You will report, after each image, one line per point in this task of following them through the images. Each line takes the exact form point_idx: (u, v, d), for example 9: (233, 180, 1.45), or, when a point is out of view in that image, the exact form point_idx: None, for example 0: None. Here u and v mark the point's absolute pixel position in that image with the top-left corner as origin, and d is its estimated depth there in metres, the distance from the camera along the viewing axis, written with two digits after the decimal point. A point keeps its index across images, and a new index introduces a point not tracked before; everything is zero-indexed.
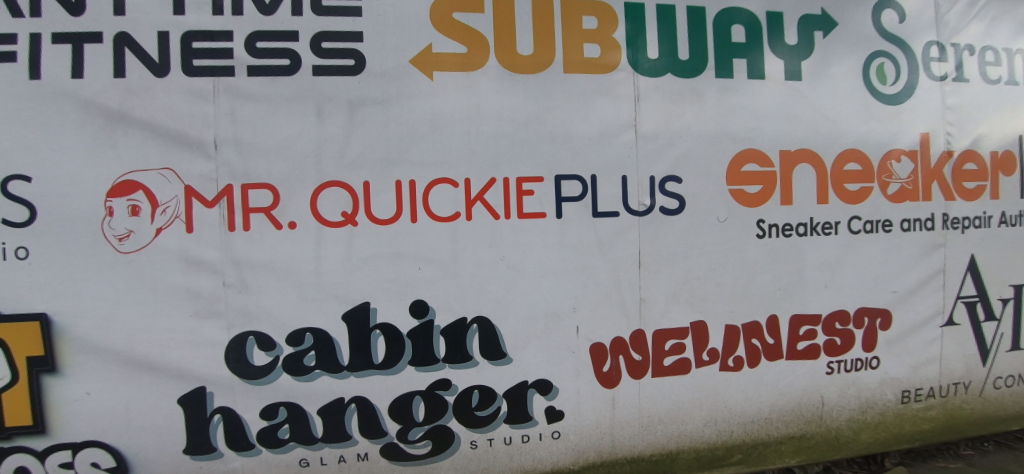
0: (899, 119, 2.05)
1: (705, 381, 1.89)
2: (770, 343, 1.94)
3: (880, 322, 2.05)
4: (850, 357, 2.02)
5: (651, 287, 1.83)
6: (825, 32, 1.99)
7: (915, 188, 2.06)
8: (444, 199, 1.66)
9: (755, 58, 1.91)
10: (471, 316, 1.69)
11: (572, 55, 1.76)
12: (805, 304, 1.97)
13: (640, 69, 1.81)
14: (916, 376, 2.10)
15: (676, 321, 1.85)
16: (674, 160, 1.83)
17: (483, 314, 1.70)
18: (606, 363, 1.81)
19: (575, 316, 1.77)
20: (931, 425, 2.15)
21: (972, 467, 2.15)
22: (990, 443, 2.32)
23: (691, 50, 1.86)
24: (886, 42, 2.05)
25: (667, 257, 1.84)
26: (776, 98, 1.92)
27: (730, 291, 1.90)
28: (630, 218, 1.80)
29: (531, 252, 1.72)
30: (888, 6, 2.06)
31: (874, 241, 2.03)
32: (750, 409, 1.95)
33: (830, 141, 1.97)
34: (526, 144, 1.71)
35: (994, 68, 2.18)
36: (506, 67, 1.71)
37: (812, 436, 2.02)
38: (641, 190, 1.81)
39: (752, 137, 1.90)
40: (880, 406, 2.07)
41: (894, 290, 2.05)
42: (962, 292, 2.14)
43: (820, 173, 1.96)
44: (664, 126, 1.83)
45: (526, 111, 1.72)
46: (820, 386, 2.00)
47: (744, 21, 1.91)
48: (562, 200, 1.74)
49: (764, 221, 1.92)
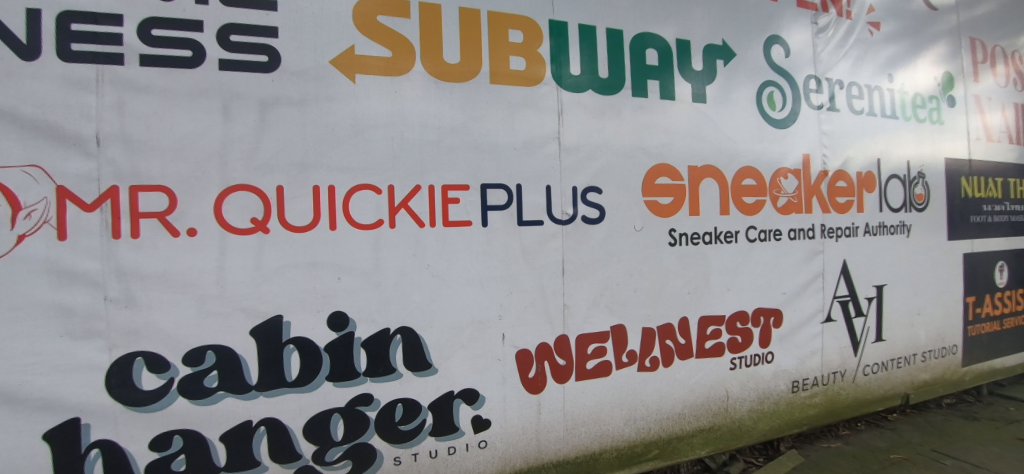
0: (785, 141, 2.33)
1: (624, 382, 1.99)
2: (681, 343, 2.09)
3: (774, 321, 2.30)
4: (750, 353, 2.24)
5: (574, 293, 1.90)
6: (725, 61, 2.21)
7: (799, 202, 2.35)
8: (365, 205, 1.59)
9: (667, 80, 2.08)
10: (394, 327, 1.64)
11: (498, 66, 1.79)
12: (711, 306, 2.15)
13: (563, 84, 1.89)
14: (803, 368, 2.38)
15: (597, 325, 1.94)
16: (595, 171, 1.93)
17: (406, 324, 1.65)
18: (531, 369, 1.84)
19: (501, 324, 1.79)
20: (816, 410, 2.43)
21: (848, 445, 2.51)
22: (862, 423, 2.73)
23: (610, 69, 1.97)
24: (775, 73, 2.33)
25: (588, 265, 1.93)
26: (685, 117, 2.10)
27: (645, 296, 2.03)
28: (555, 227, 1.86)
29: (457, 260, 1.71)
30: (776, 42, 2.35)
31: (767, 248, 2.27)
32: (665, 405, 2.08)
33: (731, 158, 2.18)
34: (453, 153, 1.71)
35: (859, 101, 2.56)
36: (431, 75, 1.70)
37: (719, 427, 2.20)
38: (564, 199, 1.88)
39: (664, 152, 2.05)
40: (774, 396, 2.31)
41: (784, 292, 2.31)
42: (838, 292, 2.46)
43: (722, 187, 2.16)
44: (585, 139, 1.92)
45: (453, 119, 1.72)
46: (724, 381, 2.19)
47: (657, 45, 2.07)
48: (488, 209, 1.75)
49: (675, 230, 2.08)
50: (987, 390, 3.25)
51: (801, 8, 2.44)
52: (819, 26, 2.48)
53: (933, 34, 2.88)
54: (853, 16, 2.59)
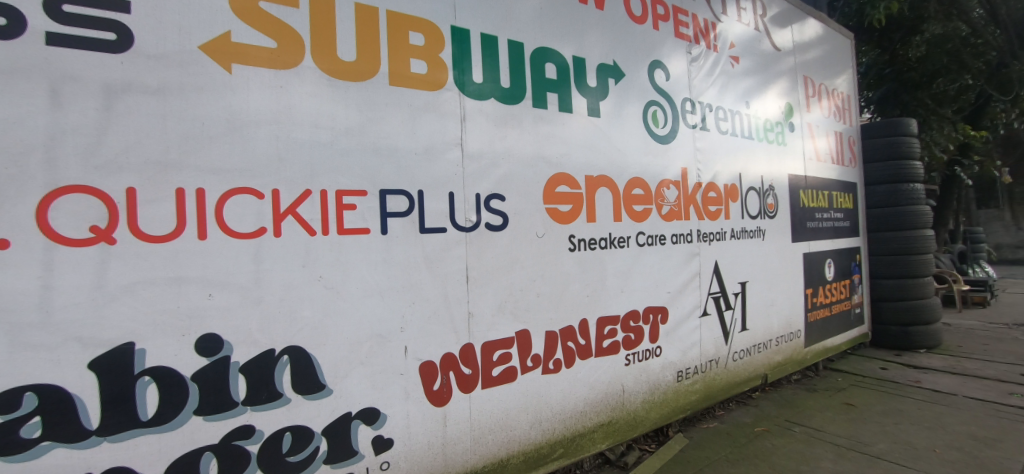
0: (667, 155, 2.60)
1: (529, 386, 2.04)
2: (582, 344, 2.21)
3: (661, 317, 2.54)
4: (641, 349, 2.44)
5: (478, 300, 1.91)
6: (616, 80, 2.41)
7: (680, 210, 2.64)
8: (243, 211, 1.40)
9: (565, 94, 2.21)
10: (280, 347, 1.46)
11: (397, 68, 1.74)
12: (607, 307, 2.31)
13: (465, 90, 1.91)
14: (686, 358, 2.66)
15: (502, 331, 1.97)
16: (498, 179, 1.97)
17: (295, 343, 1.49)
18: (436, 381, 1.80)
19: (403, 336, 1.72)
20: (696, 396, 2.73)
21: (722, 423, 2.86)
22: (732, 403, 3.13)
23: (511, 80, 2.04)
24: (658, 94, 2.60)
25: (493, 271, 1.95)
26: (581, 130, 2.25)
27: (548, 300, 2.11)
28: (458, 234, 1.86)
29: (354, 270, 1.61)
30: (658, 67, 2.62)
31: (655, 252, 2.51)
32: (568, 405, 2.17)
33: (622, 170, 2.38)
34: (349, 156, 1.61)
35: (724, 123, 2.96)
36: (325, 71, 1.59)
37: (616, 420, 2.35)
38: (467, 206, 1.88)
39: (562, 162, 2.17)
40: (662, 386, 2.54)
41: (669, 291, 2.57)
42: (712, 289, 2.80)
43: (616, 196, 2.34)
44: (488, 147, 1.95)
45: (348, 120, 1.62)
46: (620, 376, 2.35)
47: (555, 60, 2.19)
48: (387, 216, 1.68)
49: (575, 236, 2.20)
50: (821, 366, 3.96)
51: (678, 39, 2.76)
52: (692, 56, 2.83)
53: (778, 71, 3.46)
54: (719, 49, 2.99)
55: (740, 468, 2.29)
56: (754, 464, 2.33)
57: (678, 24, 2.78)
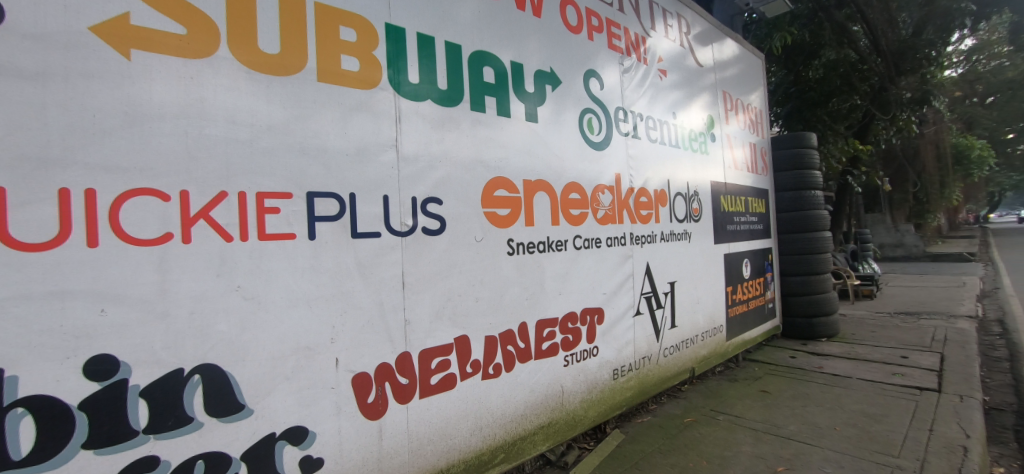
0: (602, 161, 2.71)
1: (468, 393, 2.03)
2: (521, 347, 2.24)
3: (597, 318, 2.63)
4: (579, 349, 2.52)
5: (415, 306, 1.87)
6: (553, 86, 2.48)
7: (614, 214, 2.76)
8: (146, 215, 1.22)
9: (502, 98, 2.24)
10: (191, 366, 1.31)
11: (327, 64, 1.65)
12: (546, 310, 2.35)
13: (401, 90, 1.87)
14: (621, 357, 2.77)
15: (439, 338, 1.94)
16: (435, 182, 1.94)
17: (208, 361, 1.34)
18: (371, 393, 1.73)
19: (333, 348, 1.62)
20: (631, 392, 2.86)
21: (654, 416, 3.03)
22: (664, 397, 3.32)
23: (449, 82, 2.03)
24: (593, 102, 2.70)
25: (430, 277, 1.91)
26: (519, 135, 2.29)
27: (487, 305, 2.11)
28: (393, 239, 1.80)
29: (277, 279, 1.48)
30: (593, 76, 2.73)
31: (591, 255, 2.60)
32: (508, 409, 2.19)
33: (558, 175, 2.45)
34: (272, 156, 1.49)
35: (654, 132, 3.14)
36: (244, 63, 1.46)
37: (556, 421, 2.41)
38: (403, 210, 1.83)
39: (500, 166, 2.20)
40: (600, 384, 2.64)
41: (604, 292, 2.67)
42: (644, 289, 2.96)
43: (553, 201, 2.41)
44: (424, 150, 1.92)
45: (272, 117, 1.50)
46: (559, 377, 2.41)
47: (493, 64, 2.21)
48: (315, 220, 1.58)
49: (513, 240, 2.23)
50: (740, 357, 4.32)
51: (612, 50, 2.89)
52: (624, 67, 2.98)
53: (701, 86, 3.74)
54: (648, 62, 3.18)
55: (671, 458, 2.42)
56: (683, 453, 2.48)
57: (611, 36, 2.91)
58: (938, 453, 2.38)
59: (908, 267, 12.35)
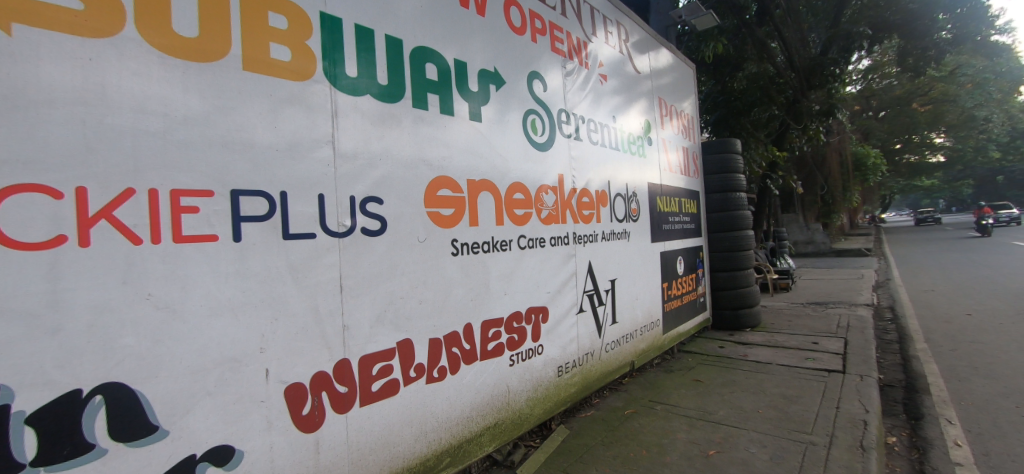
0: (546, 162, 2.76)
1: (412, 398, 1.98)
2: (466, 349, 2.22)
3: (542, 317, 2.67)
4: (524, 348, 2.54)
5: (354, 310, 1.78)
6: (496, 86, 2.50)
7: (557, 215, 2.82)
8: (32, 214, 1.04)
9: (445, 96, 2.21)
10: (91, 387, 1.14)
11: (255, 52, 1.53)
12: (491, 310, 2.35)
13: (338, 84, 1.78)
14: (565, 354, 2.83)
15: (381, 343, 1.87)
16: (375, 181, 1.87)
17: (114, 380, 1.18)
18: (306, 405, 1.62)
19: (263, 358, 1.50)
20: (575, 388, 2.93)
21: (597, 410, 3.13)
22: (606, 391, 3.44)
23: (389, 78, 1.97)
24: (537, 103, 2.74)
25: (370, 279, 1.84)
26: (462, 134, 2.27)
27: (431, 307, 2.07)
28: (330, 240, 1.70)
29: (196, 285, 1.34)
30: (536, 78, 2.77)
31: (536, 254, 2.64)
32: (454, 412, 2.16)
33: (502, 175, 2.46)
34: (191, 148, 1.34)
35: (595, 134, 3.25)
36: (156, 47, 1.30)
37: (502, 421, 2.42)
38: (340, 210, 1.74)
39: (443, 165, 2.17)
40: (545, 382, 2.68)
41: (549, 291, 2.72)
42: (587, 287, 3.05)
43: (497, 202, 2.41)
44: (363, 147, 1.84)
45: (190, 106, 1.35)
46: (505, 377, 2.42)
47: (435, 61, 2.18)
48: (241, 220, 1.45)
49: (457, 240, 2.20)
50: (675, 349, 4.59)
51: (555, 53, 2.96)
52: (567, 70, 3.05)
53: (639, 92, 3.92)
54: (590, 67, 3.28)
55: (613, 450, 2.51)
56: (625, 443, 2.58)
57: (554, 39, 2.97)
58: (843, 428, 2.67)
59: (816, 262, 13.81)
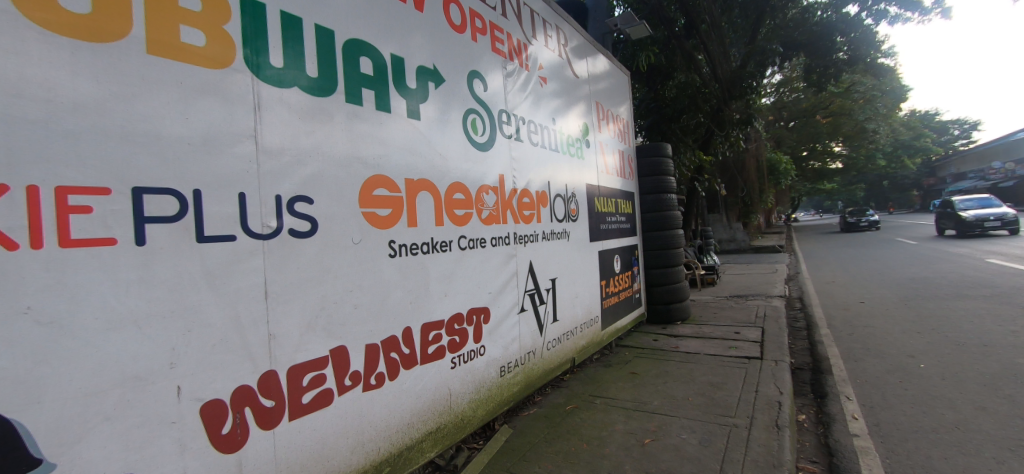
0: (486, 162, 2.77)
1: (347, 407, 1.89)
2: (405, 353, 2.16)
3: (483, 318, 2.67)
4: (466, 350, 2.52)
5: (281, 318, 1.66)
6: (435, 84, 2.46)
7: (498, 215, 2.83)
8: None
9: (382, 92, 2.14)
10: None
11: (162, 34, 1.37)
12: (431, 313, 2.31)
13: (262, 74, 1.65)
14: (507, 354, 2.85)
15: (312, 351, 1.76)
16: (304, 179, 1.76)
17: None
18: (226, 423, 1.49)
19: (173, 374, 1.35)
20: (518, 387, 2.96)
21: (540, 407, 3.18)
22: (547, 388, 3.51)
23: (320, 71, 1.86)
24: (477, 103, 2.74)
25: (300, 284, 1.72)
26: (399, 131, 2.21)
27: (366, 312, 1.98)
28: (253, 243, 1.57)
29: (89, 296, 1.17)
30: (476, 77, 2.76)
31: (476, 255, 2.63)
32: (393, 419, 2.09)
33: (442, 174, 2.43)
34: (81, 139, 1.17)
35: (535, 135, 3.30)
36: (37, 21, 1.12)
37: (444, 425, 2.38)
38: (265, 210, 1.61)
39: (379, 164, 2.09)
40: (488, 383, 2.67)
41: (490, 291, 2.72)
42: (528, 286, 3.09)
43: (437, 202, 2.38)
44: (290, 142, 1.73)
45: (80, 91, 1.17)
46: (447, 380, 2.38)
47: (369, 55, 2.10)
48: (145, 221, 1.29)
49: (395, 241, 2.13)
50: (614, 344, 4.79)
51: (495, 53, 2.97)
52: (507, 71, 3.07)
53: (578, 96, 4.05)
54: (530, 69, 3.33)
55: (555, 446, 2.56)
56: (567, 439, 2.64)
57: (494, 39, 2.98)
58: (762, 410, 2.92)
59: (737, 258, 15.04)
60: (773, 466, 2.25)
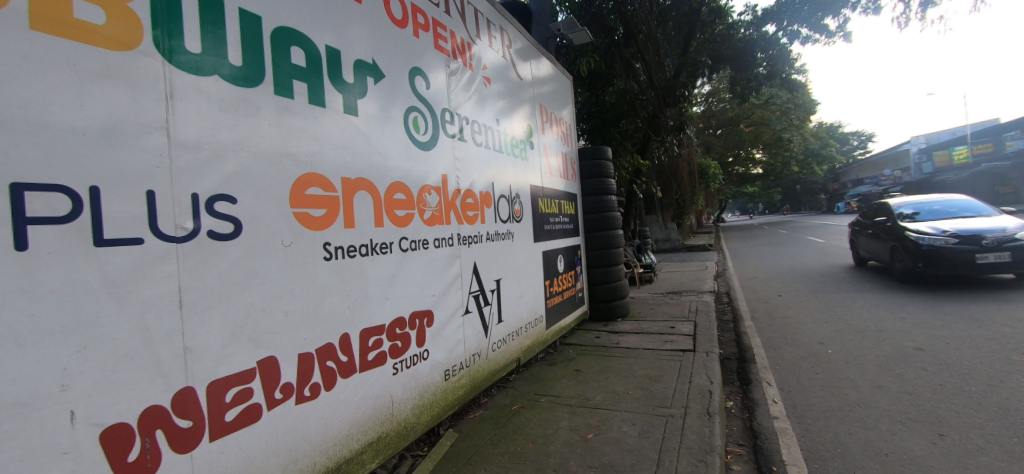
0: (429, 162, 2.71)
1: (277, 422, 1.76)
2: (343, 361, 2.06)
3: (427, 321, 2.61)
4: (408, 355, 2.45)
5: (200, 329, 1.50)
6: (375, 79, 2.37)
7: (441, 216, 2.79)
8: None
9: (315, 85, 2.02)
10: None
11: (50, 7, 1.19)
12: (370, 317, 2.22)
13: (177, 60, 1.49)
14: (452, 357, 2.81)
15: (237, 364, 1.62)
16: (226, 176, 1.61)
17: None
18: (134, 449, 1.33)
19: (64, 398, 1.17)
20: (464, 390, 2.93)
21: (485, 409, 3.17)
22: (493, 390, 3.51)
23: (245, 59, 1.72)
24: (418, 101, 2.68)
25: (222, 291, 1.57)
26: (334, 127, 2.10)
27: (299, 319, 1.86)
28: (164, 246, 1.41)
29: None
30: (418, 74, 2.70)
31: (419, 257, 2.57)
32: (329, 431, 1.99)
33: (381, 174, 2.35)
34: None
35: (479, 135, 3.29)
36: None
37: (386, 434, 2.30)
38: (180, 210, 1.46)
39: (313, 161, 1.97)
40: (432, 387, 2.62)
41: (433, 294, 2.67)
42: (473, 288, 3.07)
43: (376, 202, 2.29)
44: (210, 136, 1.57)
45: None
46: (388, 387, 2.30)
47: (301, 45, 1.98)
48: (26, 222, 1.10)
49: (330, 243, 2.03)
50: (558, 342, 4.90)
51: (438, 51, 2.92)
52: (450, 69, 3.03)
53: (522, 98, 4.09)
54: (474, 68, 3.31)
55: (501, 447, 2.56)
56: (512, 439, 2.65)
57: (437, 37, 2.93)
58: (694, 399, 3.12)
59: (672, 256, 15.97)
60: (705, 451, 2.40)
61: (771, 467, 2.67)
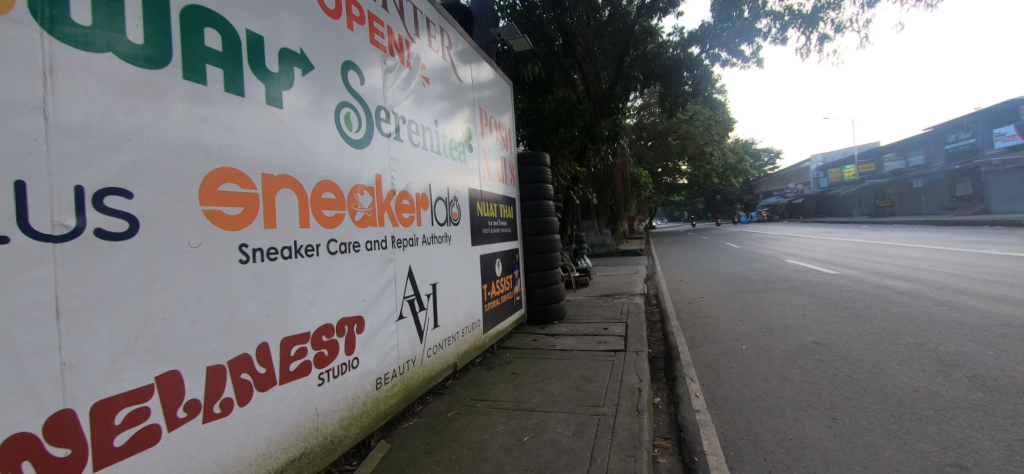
0: (361, 161, 2.61)
1: (180, 444, 1.58)
2: (260, 373, 1.90)
3: (357, 327, 2.49)
4: (335, 364, 2.32)
5: (82, 342, 1.29)
6: (302, 70, 2.24)
7: (374, 218, 2.68)
8: None
9: (232, 72, 1.86)
10: None
11: None
12: (291, 325, 2.07)
13: (61, 32, 1.29)
14: (384, 364, 2.70)
15: (130, 381, 1.43)
16: (122, 167, 1.42)
17: None
18: None
19: None
20: (396, 399, 2.82)
21: (419, 417, 3.08)
22: (428, 397, 3.42)
23: (147, 37, 1.54)
24: (351, 97, 2.57)
25: (113, 298, 1.37)
26: (255, 118, 1.95)
27: (208, 329, 1.68)
28: (36, 247, 1.20)
29: None
30: (352, 69, 2.59)
31: (349, 260, 2.45)
32: (245, 451, 1.82)
33: (307, 171, 2.21)
34: None
35: (416, 136, 3.22)
36: None
37: (310, 450, 2.15)
38: (60, 205, 1.25)
39: (228, 155, 1.80)
40: (362, 397, 2.50)
41: (363, 299, 2.55)
42: (407, 292, 2.98)
43: (301, 201, 2.16)
44: (102, 120, 1.38)
45: None
46: (312, 399, 2.17)
47: (218, 27, 1.81)
48: None
49: (247, 245, 1.86)
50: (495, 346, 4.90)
51: (374, 46, 2.82)
52: (386, 66, 2.94)
53: (461, 100, 4.06)
54: (412, 66, 3.23)
55: (435, 456, 2.50)
56: (447, 447, 2.61)
57: (373, 31, 2.83)
58: (625, 397, 3.27)
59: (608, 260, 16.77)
60: (634, 447, 2.52)
61: (693, 458, 2.86)
